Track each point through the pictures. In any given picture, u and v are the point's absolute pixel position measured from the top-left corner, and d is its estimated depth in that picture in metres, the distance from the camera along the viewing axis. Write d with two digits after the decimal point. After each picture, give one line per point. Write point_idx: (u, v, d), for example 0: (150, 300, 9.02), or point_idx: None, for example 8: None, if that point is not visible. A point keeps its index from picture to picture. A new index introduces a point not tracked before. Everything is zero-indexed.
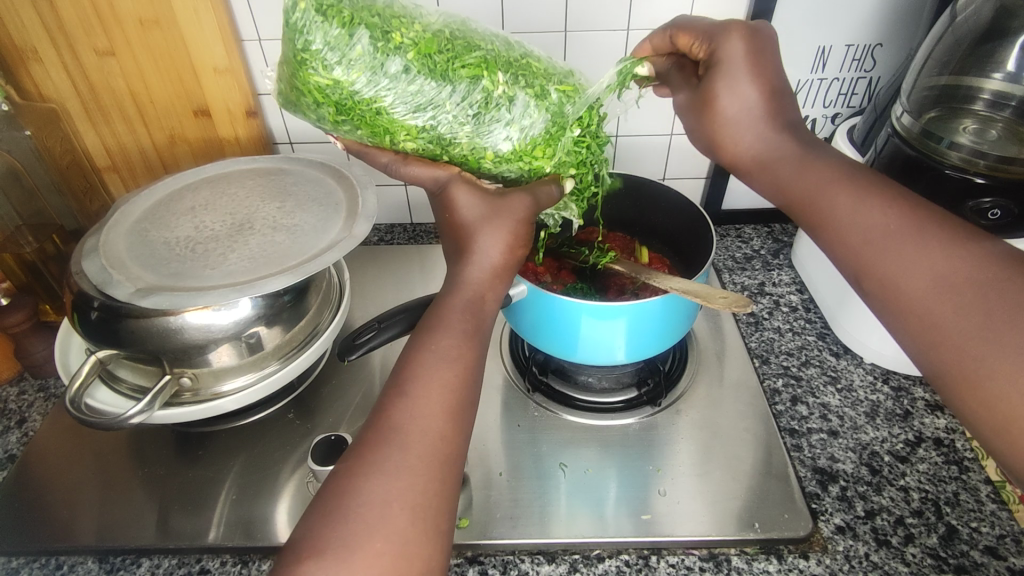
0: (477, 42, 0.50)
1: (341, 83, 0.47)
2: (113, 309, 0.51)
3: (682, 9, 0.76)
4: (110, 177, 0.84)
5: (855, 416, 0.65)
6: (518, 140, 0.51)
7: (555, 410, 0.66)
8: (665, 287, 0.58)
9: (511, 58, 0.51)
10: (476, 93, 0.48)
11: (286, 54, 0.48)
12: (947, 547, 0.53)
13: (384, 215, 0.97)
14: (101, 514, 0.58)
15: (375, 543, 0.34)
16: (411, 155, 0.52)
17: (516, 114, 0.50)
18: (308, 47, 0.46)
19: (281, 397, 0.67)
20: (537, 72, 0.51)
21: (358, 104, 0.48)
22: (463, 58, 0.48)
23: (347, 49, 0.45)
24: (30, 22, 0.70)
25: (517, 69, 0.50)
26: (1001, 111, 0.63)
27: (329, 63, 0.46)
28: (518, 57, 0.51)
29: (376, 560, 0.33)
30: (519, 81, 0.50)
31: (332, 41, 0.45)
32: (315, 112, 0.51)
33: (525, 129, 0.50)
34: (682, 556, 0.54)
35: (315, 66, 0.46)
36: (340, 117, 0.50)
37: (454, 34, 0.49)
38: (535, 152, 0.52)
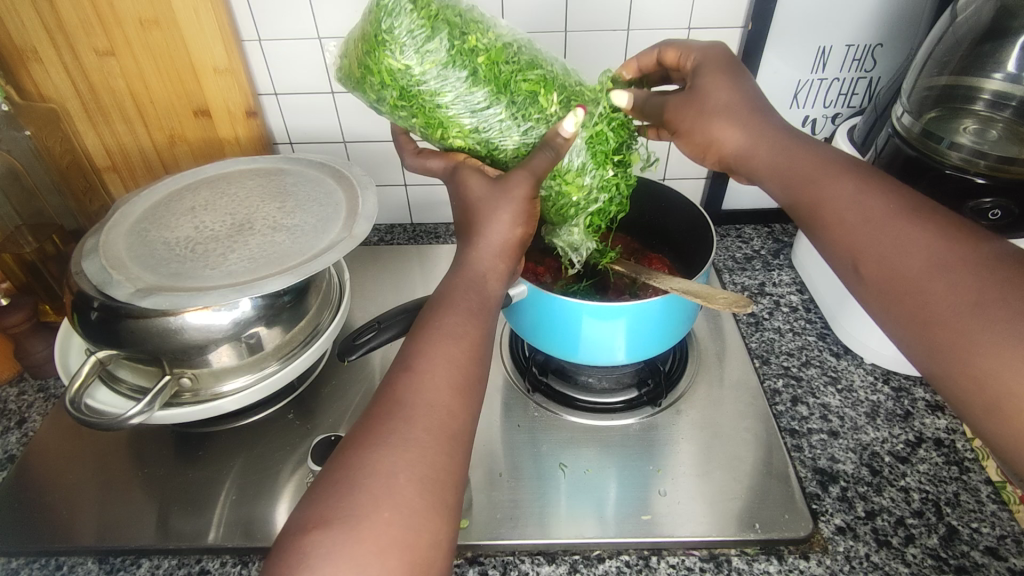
0: (544, 61, 0.51)
1: (414, 71, 0.46)
2: (112, 309, 0.51)
3: (682, 9, 0.75)
4: (110, 177, 0.84)
5: (855, 416, 0.65)
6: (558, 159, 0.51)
7: (555, 410, 0.66)
8: (665, 288, 0.58)
9: (570, 82, 0.51)
10: (533, 107, 0.49)
11: (363, 29, 0.47)
12: (947, 547, 0.53)
13: (384, 215, 0.97)
14: (101, 514, 0.58)
15: (383, 513, 0.33)
16: (456, 151, 0.52)
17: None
18: (392, 30, 0.45)
19: (281, 397, 0.67)
20: (589, 98, 0.52)
21: (421, 94, 0.48)
22: (526, 74, 0.49)
23: (426, 40, 0.45)
24: (31, 23, 0.70)
25: (572, 94, 0.51)
26: (1001, 111, 0.63)
27: (406, 48, 0.45)
28: (575, 83, 0.52)
29: (385, 528, 0.33)
30: (572, 104, 0.50)
31: (415, 31, 0.45)
32: (375, 94, 0.49)
33: (571, 153, 0.51)
34: (682, 556, 0.54)
35: (392, 49, 0.45)
36: (400, 103, 0.49)
37: (521, 50, 0.50)
38: (568, 177, 0.52)
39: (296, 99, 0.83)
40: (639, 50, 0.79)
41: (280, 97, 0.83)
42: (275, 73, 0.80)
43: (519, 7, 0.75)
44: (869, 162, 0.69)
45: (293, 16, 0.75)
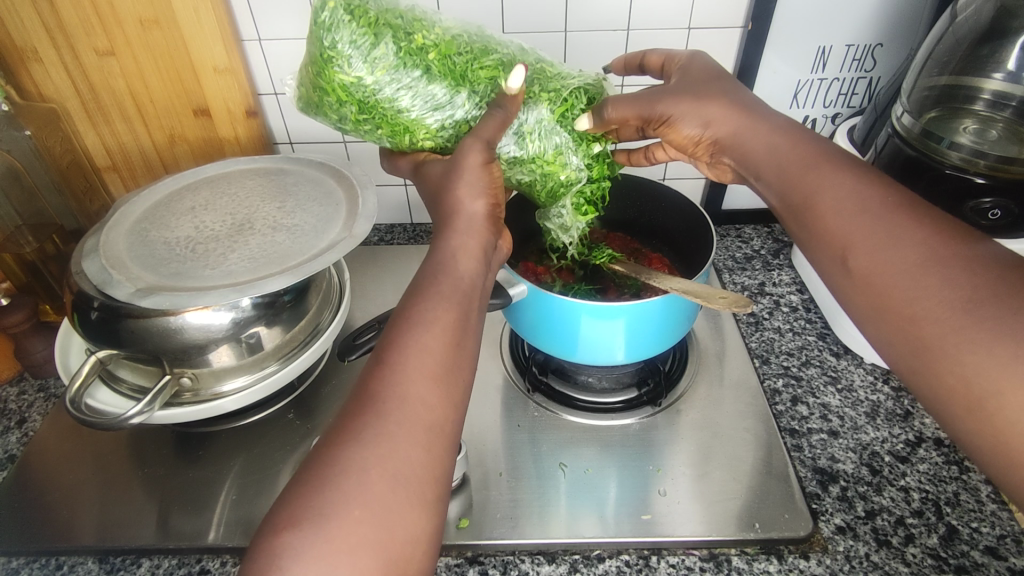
0: (491, 43, 0.51)
1: (364, 80, 0.47)
2: (113, 309, 0.51)
3: (682, 9, 0.75)
4: (110, 177, 0.84)
5: (855, 416, 0.65)
6: (534, 143, 0.53)
7: (555, 410, 0.66)
8: (666, 288, 0.58)
9: (519, 59, 0.52)
10: (489, 91, 0.50)
11: (309, 54, 0.49)
12: (947, 547, 0.53)
13: (384, 215, 0.97)
14: (101, 514, 0.58)
15: (354, 512, 0.32)
16: (429, 153, 0.53)
17: (525, 116, 0.52)
18: (334, 45, 0.46)
19: (281, 397, 0.67)
20: (548, 78, 0.53)
21: (379, 103, 0.49)
22: (478, 60, 0.49)
23: (370, 48, 0.46)
24: (31, 23, 0.70)
25: (526, 72, 0.52)
26: (1001, 111, 0.63)
27: (353, 60, 0.46)
28: (531, 62, 0.53)
29: (356, 528, 0.31)
30: (530, 85, 0.52)
31: (357, 40, 0.46)
32: (336, 113, 0.51)
33: (534, 131, 0.52)
34: (683, 556, 0.54)
35: (340, 64, 0.47)
36: (361, 117, 0.50)
37: (471, 38, 0.51)
38: (546, 159, 0.54)
39: None
40: (639, 50, 0.79)
41: (280, 97, 0.83)
42: (275, 73, 0.81)
43: (519, 7, 0.75)
44: (869, 162, 0.69)
45: (293, 16, 0.75)
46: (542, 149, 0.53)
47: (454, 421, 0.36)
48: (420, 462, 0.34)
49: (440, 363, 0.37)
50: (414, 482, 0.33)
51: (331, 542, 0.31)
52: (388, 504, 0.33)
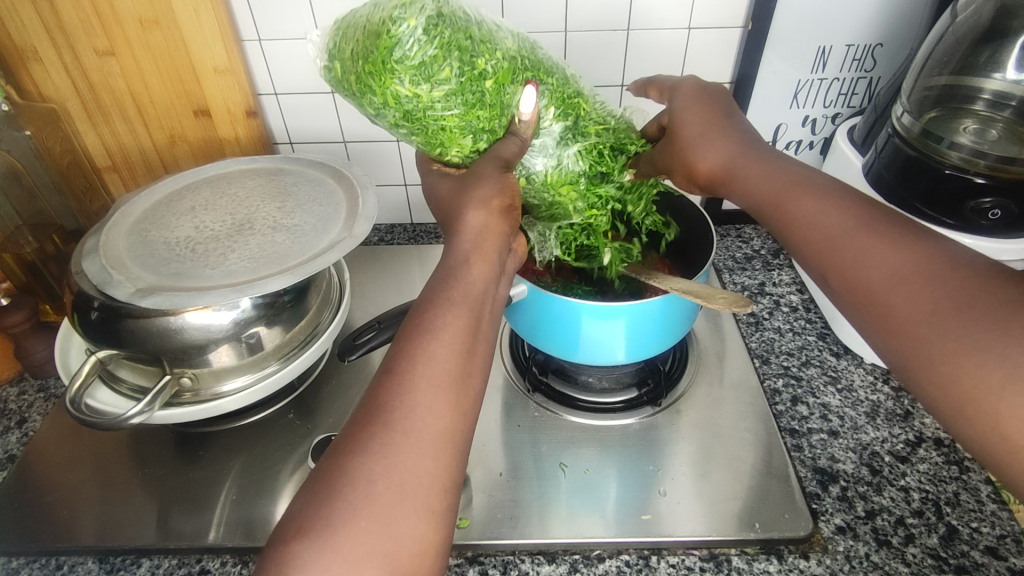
0: (542, 71, 0.51)
1: (420, 96, 0.46)
2: (112, 309, 0.51)
3: (682, 9, 0.75)
4: (110, 177, 0.84)
5: (855, 416, 0.65)
6: (552, 172, 0.53)
7: (555, 410, 0.66)
8: (665, 288, 0.58)
9: (566, 91, 0.52)
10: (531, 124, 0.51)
11: (364, 51, 0.45)
12: (947, 547, 0.53)
13: (384, 215, 0.97)
14: (101, 514, 0.58)
15: (359, 522, 0.32)
16: (451, 167, 0.53)
17: (557, 150, 0.53)
18: (403, 59, 0.44)
19: (281, 397, 0.67)
20: (584, 112, 0.53)
21: (427, 117, 0.48)
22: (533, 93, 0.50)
23: (436, 69, 0.45)
24: (30, 22, 0.70)
25: (568, 105, 0.52)
26: (1001, 111, 0.63)
27: (417, 79, 0.45)
28: (573, 91, 0.53)
29: (361, 538, 0.31)
30: (566, 118, 0.52)
31: (427, 60, 0.45)
32: (375, 111, 0.49)
33: (561, 165, 0.53)
34: (683, 556, 0.54)
35: (401, 77, 0.45)
36: (401, 123, 0.49)
37: (525, 61, 0.50)
38: (561, 189, 0.55)
39: (296, 98, 0.83)
40: (638, 50, 0.79)
41: (280, 97, 0.83)
42: (275, 73, 0.81)
43: (519, 8, 0.75)
44: (869, 162, 0.69)
45: (293, 16, 0.75)
46: (557, 178, 0.54)
47: (454, 424, 0.36)
48: (420, 460, 0.34)
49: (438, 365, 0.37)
50: (414, 481, 0.33)
51: (337, 553, 0.31)
52: (389, 506, 0.33)
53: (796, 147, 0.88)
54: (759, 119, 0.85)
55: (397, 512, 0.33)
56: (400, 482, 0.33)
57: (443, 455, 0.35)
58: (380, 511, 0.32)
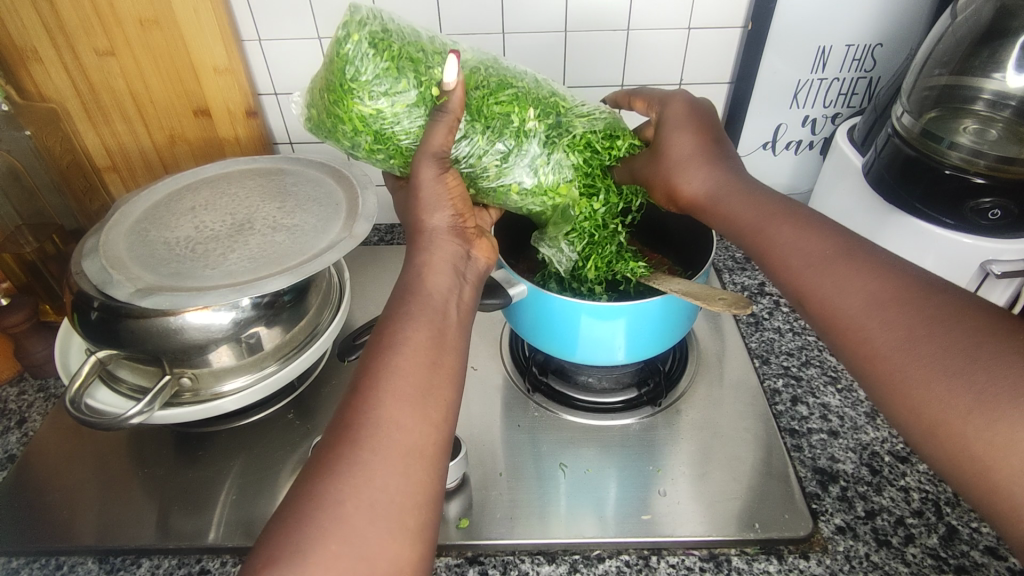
0: (508, 78, 0.52)
1: (383, 114, 0.48)
2: (112, 309, 0.51)
3: (682, 9, 0.75)
4: (111, 177, 0.84)
5: (855, 416, 0.65)
6: (542, 175, 0.54)
7: (555, 410, 0.66)
8: (665, 288, 0.58)
9: (538, 92, 0.53)
10: (508, 127, 0.51)
11: (326, 81, 0.49)
12: (947, 547, 0.53)
13: (384, 215, 0.97)
14: (101, 515, 0.58)
15: (331, 546, 0.32)
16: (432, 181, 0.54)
17: (543, 151, 0.53)
18: (356, 76, 0.47)
19: (281, 397, 0.67)
20: (563, 110, 0.54)
21: (396, 135, 0.50)
22: (494, 95, 0.51)
23: (393, 82, 0.47)
24: (30, 22, 0.70)
25: (546, 105, 0.53)
26: (1001, 111, 0.63)
27: (375, 93, 0.47)
28: (547, 94, 0.54)
29: (334, 562, 0.32)
30: (547, 118, 0.53)
31: (380, 73, 0.47)
32: (350, 141, 0.51)
33: (549, 165, 0.53)
34: (682, 556, 0.54)
35: (361, 95, 0.47)
36: (376, 147, 0.51)
37: (488, 70, 0.52)
38: (556, 191, 0.55)
39: (296, 98, 0.83)
40: (638, 50, 0.79)
41: (280, 97, 0.83)
42: (275, 73, 0.81)
43: (519, 8, 0.75)
44: (869, 162, 0.69)
45: (293, 16, 0.75)
46: (547, 177, 0.54)
47: (433, 427, 0.37)
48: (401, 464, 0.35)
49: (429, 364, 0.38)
50: (379, 496, 0.34)
51: None
52: (363, 523, 0.33)
53: (796, 147, 0.88)
54: (759, 119, 0.85)
55: (361, 525, 0.33)
56: (365, 494, 0.34)
57: (412, 464, 0.36)
58: (343, 527, 0.33)
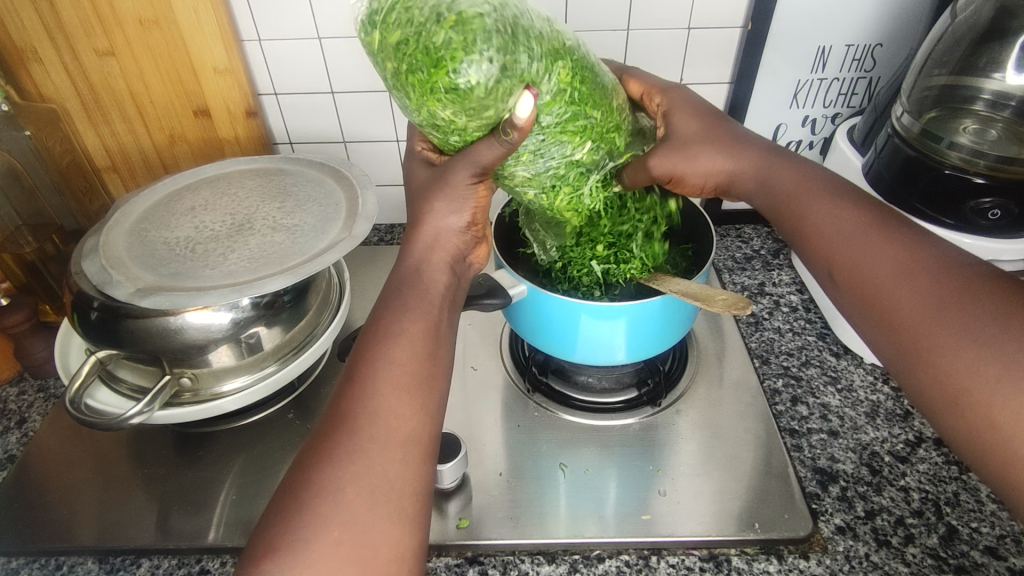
0: (590, 103, 0.49)
1: (457, 121, 0.45)
2: (112, 309, 0.51)
3: (683, 9, 0.75)
4: (110, 177, 0.84)
5: (855, 416, 0.65)
6: (560, 201, 0.55)
7: (555, 410, 0.66)
8: (666, 288, 0.58)
9: (605, 125, 0.52)
10: (561, 154, 0.50)
11: (416, 60, 0.42)
12: (947, 547, 0.53)
13: (384, 215, 0.97)
14: (101, 515, 0.58)
15: (332, 536, 0.32)
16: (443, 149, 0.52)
17: (574, 183, 0.54)
18: (452, 90, 0.42)
19: (281, 397, 0.67)
20: (612, 141, 0.54)
21: (453, 132, 0.47)
22: (566, 123, 0.48)
23: (482, 109, 0.44)
24: (30, 23, 0.70)
25: (602, 139, 0.52)
26: (1001, 111, 0.63)
27: (461, 108, 0.43)
28: (611, 124, 0.52)
29: (334, 553, 0.32)
30: (595, 152, 0.53)
31: (476, 100, 0.43)
32: (402, 103, 0.46)
33: (571, 195, 0.55)
34: (682, 556, 0.54)
35: (445, 103, 0.43)
36: (425, 124, 0.47)
37: (576, 92, 0.48)
38: (564, 211, 0.56)
39: (296, 99, 0.83)
40: (639, 50, 0.79)
41: (280, 97, 0.83)
42: (276, 73, 0.80)
43: None
44: (869, 162, 0.69)
45: (294, 16, 0.75)
46: (564, 202, 0.55)
47: None
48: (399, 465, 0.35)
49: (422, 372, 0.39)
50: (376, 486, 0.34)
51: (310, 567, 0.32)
52: (360, 520, 0.33)
53: (796, 147, 0.88)
54: (759, 119, 0.85)
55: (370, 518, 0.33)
56: (372, 488, 0.34)
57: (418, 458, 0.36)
58: (334, 515, 0.33)
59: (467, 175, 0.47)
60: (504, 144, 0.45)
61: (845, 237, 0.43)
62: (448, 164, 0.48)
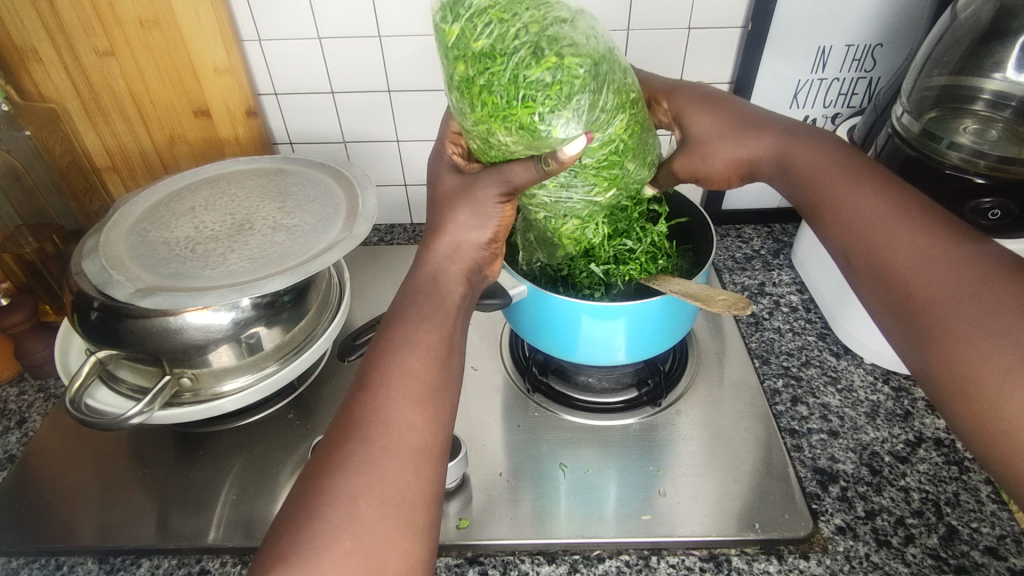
0: (627, 156, 0.50)
1: (511, 147, 0.45)
2: (112, 309, 0.51)
3: (682, 9, 0.75)
4: (110, 177, 0.84)
5: (855, 416, 0.65)
6: (569, 228, 0.56)
7: (555, 410, 0.66)
8: (665, 288, 0.58)
9: (635, 176, 0.53)
10: (589, 193, 0.51)
11: (506, 81, 0.42)
12: (947, 547, 0.53)
13: (384, 215, 0.97)
14: (101, 515, 0.58)
15: (344, 543, 0.32)
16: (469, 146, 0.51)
17: (586, 216, 0.55)
18: (528, 126, 0.43)
19: (281, 397, 0.68)
20: (632, 186, 0.54)
21: (498, 151, 0.47)
22: (601, 168, 0.50)
23: (539, 148, 0.44)
24: (30, 23, 0.70)
25: (625, 188, 0.53)
26: (1001, 111, 0.63)
27: (523, 141, 0.44)
28: (637, 176, 0.53)
29: (344, 560, 0.32)
30: (616, 196, 0.53)
31: (542, 141, 0.44)
32: (462, 105, 0.45)
33: (580, 225, 0.56)
34: (683, 556, 0.54)
35: (509, 130, 0.44)
36: (474, 132, 0.47)
37: (620, 147, 0.49)
38: (564, 237, 0.58)
39: (296, 99, 0.83)
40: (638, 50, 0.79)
41: (280, 97, 0.83)
42: (275, 73, 0.80)
43: None
44: None
45: (294, 16, 0.75)
46: (572, 230, 0.56)
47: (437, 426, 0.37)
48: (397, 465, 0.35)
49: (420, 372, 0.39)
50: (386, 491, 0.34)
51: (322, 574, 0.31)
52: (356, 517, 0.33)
53: None
54: None
55: (375, 523, 0.33)
56: (372, 489, 0.34)
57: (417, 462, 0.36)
58: (354, 525, 0.33)
59: (493, 193, 0.48)
60: (539, 172, 0.45)
61: (867, 217, 0.43)
62: (478, 175, 0.49)
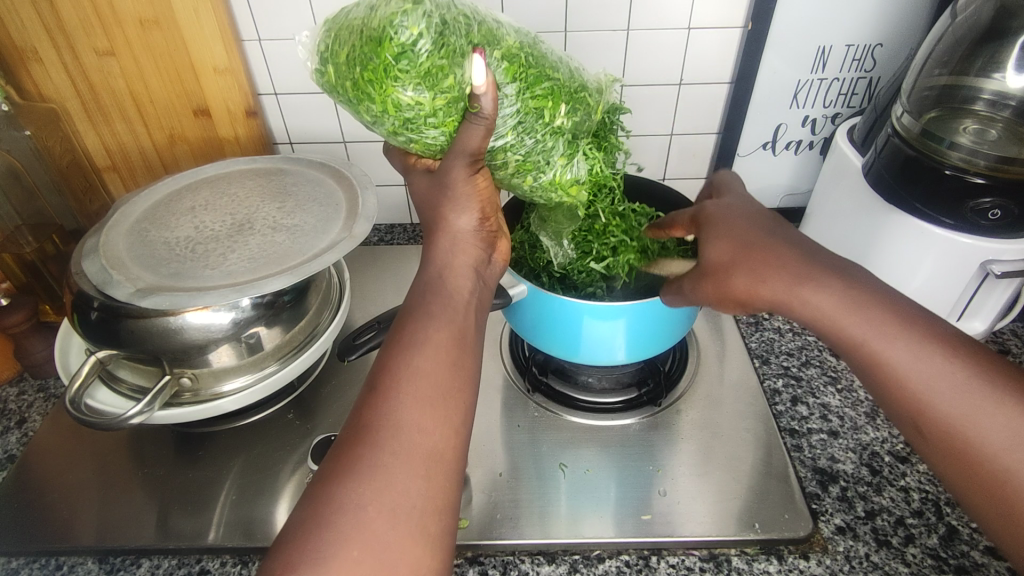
0: (546, 65, 0.46)
1: (422, 104, 0.42)
2: (112, 309, 0.51)
3: (682, 9, 0.75)
4: (111, 177, 0.84)
5: (855, 416, 0.65)
6: (561, 174, 0.50)
7: (555, 410, 0.66)
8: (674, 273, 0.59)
9: (572, 85, 0.48)
10: (542, 121, 0.46)
11: (362, 45, 0.41)
12: (947, 547, 0.53)
13: (384, 215, 0.97)
14: (100, 516, 0.58)
15: (351, 551, 0.32)
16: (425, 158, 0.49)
17: (566, 151, 0.49)
18: (405, 66, 0.40)
19: (280, 397, 0.67)
20: (588, 104, 0.49)
21: (427, 124, 0.44)
22: (531, 87, 0.45)
23: (437, 79, 0.41)
24: (30, 22, 0.70)
25: (577, 100, 0.48)
26: (1001, 111, 0.63)
27: (416, 86, 0.41)
28: (578, 86, 0.49)
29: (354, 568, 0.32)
30: (577, 112, 0.48)
31: (432, 67, 0.41)
32: (372, 117, 0.44)
33: (572, 167, 0.50)
34: (683, 556, 0.54)
35: (401, 85, 0.41)
36: (400, 130, 0.45)
37: (529, 57, 0.45)
38: (568, 190, 0.51)
39: (295, 98, 0.83)
40: (638, 50, 0.79)
41: (280, 97, 0.83)
42: (275, 73, 0.80)
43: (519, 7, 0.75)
44: (869, 161, 0.69)
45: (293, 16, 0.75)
46: (563, 174, 0.50)
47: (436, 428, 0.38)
48: (401, 472, 0.35)
49: (419, 374, 0.39)
50: (394, 499, 0.34)
51: None
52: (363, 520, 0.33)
53: (796, 147, 0.88)
54: (759, 120, 0.85)
55: (383, 530, 0.33)
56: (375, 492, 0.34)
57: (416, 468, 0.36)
58: (353, 530, 0.33)
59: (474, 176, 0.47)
60: (479, 120, 0.42)
61: None
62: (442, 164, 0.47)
